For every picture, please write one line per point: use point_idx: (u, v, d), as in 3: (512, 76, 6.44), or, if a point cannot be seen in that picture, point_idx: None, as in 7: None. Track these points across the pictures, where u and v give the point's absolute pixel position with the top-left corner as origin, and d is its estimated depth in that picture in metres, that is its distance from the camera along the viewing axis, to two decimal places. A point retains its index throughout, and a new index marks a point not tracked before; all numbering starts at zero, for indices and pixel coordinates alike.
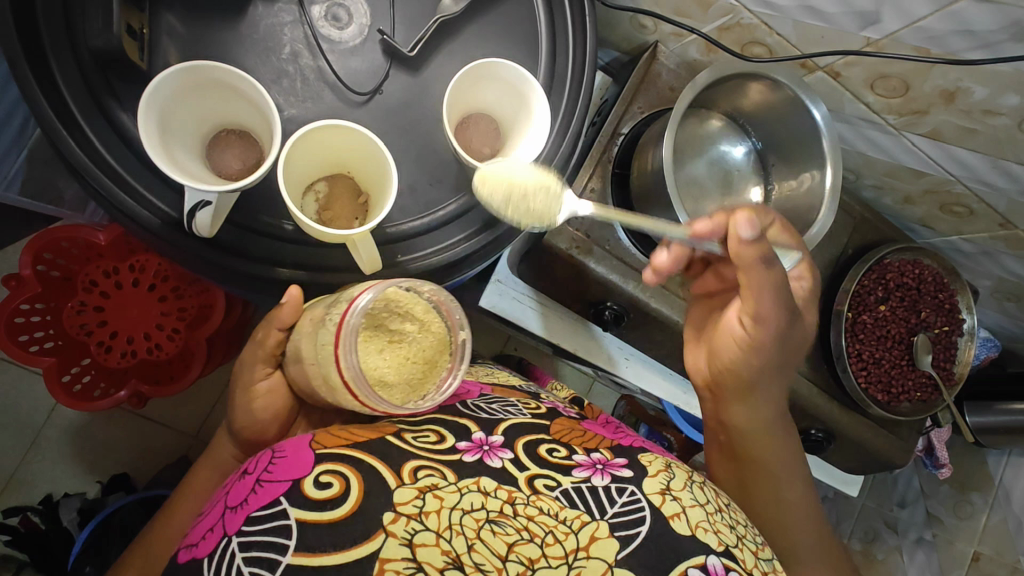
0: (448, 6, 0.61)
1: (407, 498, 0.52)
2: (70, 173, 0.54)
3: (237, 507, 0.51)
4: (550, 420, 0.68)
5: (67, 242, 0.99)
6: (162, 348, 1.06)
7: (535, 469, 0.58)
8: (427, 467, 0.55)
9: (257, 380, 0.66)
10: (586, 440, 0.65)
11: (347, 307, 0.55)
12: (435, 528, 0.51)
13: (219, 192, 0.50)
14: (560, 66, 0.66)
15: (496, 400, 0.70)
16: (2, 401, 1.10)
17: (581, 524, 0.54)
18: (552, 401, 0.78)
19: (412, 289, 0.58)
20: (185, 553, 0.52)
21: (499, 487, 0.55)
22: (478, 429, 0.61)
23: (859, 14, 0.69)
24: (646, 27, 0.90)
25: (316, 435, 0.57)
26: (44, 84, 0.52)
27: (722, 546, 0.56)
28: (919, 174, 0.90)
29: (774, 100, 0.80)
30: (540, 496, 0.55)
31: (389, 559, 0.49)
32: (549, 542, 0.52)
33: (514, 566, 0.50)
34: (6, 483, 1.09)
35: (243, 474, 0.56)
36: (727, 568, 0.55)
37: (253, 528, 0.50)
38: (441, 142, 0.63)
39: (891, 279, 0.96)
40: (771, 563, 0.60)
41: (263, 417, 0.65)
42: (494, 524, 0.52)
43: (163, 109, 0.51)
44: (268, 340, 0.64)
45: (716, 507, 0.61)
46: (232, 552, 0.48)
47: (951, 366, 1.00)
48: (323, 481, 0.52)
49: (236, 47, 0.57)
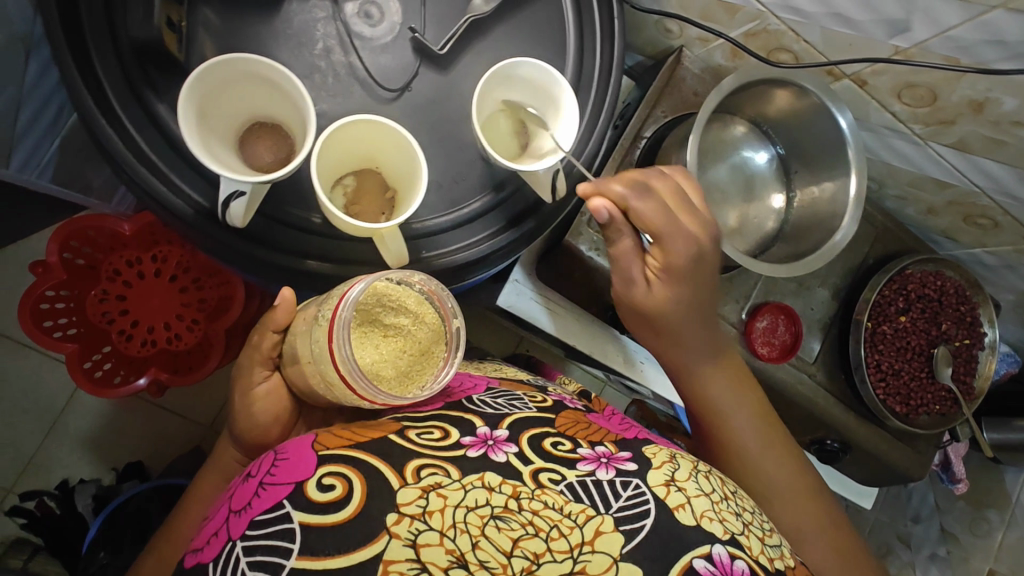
0: (479, 6, 0.62)
1: (410, 499, 0.52)
2: (108, 162, 0.55)
3: (242, 511, 0.52)
4: (556, 413, 0.69)
5: (93, 232, 1.01)
6: (182, 338, 1.07)
7: (540, 462, 0.59)
8: (431, 466, 0.56)
9: (255, 384, 0.67)
10: (591, 433, 0.66)
11: (338, 301, 0.57)
12: (439, 527, 0.51)
13: (255, 182, 0.51)
14: (587, 68, 0.67)
15: (502, 394, 0.71)
16: (22, 386, 1.11)
17: (586, 518, 0.54)
18: (558, 392, 0.78)
19: (402, 281, 0.60)
20: (190, 558, 0.53)
21: (504, 482, 0.55)
22: (482, 424, 0.62)
23: (887, 22, 0.69)
24: (671, 31, 0.90)
25: (319, 437, 0.58)
26: (86, 76, 0.53)
27: (728, 534, 0.56)
28: (943, 186, 0.89)
29: (800, 107, 0.80)
30: (545, 489, 0.55)
31: (394, 561, 0.49)
32: (553, 536, 0.52)
33: (519, 562, 0.50)
34: (25, 466, 1.10)
35: (247, 477, 0.57)
36: (732, 556, 0.55)
37: (257, 532, 0.50)
38: (468, 139, 0.63)
39: (913, 290, 0.96)
40: (779, 549, 0.59)
41: (264, 420, 0.66)
42: (498, 520, 0.52)
43: (201, 103, 0.52)
44: (265, 343, 0.67)
45: (722, 496, 0.61)
46: (237, 555, 0.49)
47: (971, 380, 0.99)
48: (326, 483, 0.53)
49: (270, 41, 0.58)
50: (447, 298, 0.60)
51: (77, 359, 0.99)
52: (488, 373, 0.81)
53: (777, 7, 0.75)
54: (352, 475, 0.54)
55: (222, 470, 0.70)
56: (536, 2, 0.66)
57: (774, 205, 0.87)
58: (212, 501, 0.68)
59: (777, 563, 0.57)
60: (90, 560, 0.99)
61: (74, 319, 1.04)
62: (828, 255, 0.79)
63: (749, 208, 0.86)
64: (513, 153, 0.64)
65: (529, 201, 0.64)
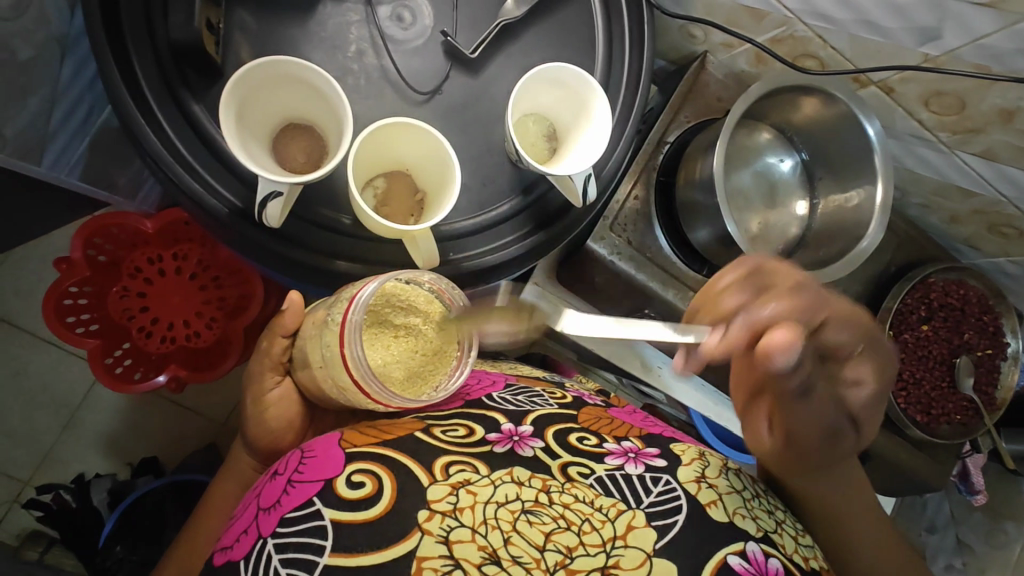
0: (510, 10, 0.62)
1: (440, 496, 0.53)
2: (143, 159, 0.55)
3: (271, 508, 0.53)
4: (577, 409, 0.67)
5: (116, 228, 1.02)
6: (201, 335, 1.08)
7: (568, 457, 0.59)
8: (459, 463, 0.56)
9: (267, 390, 0.67)
10: (617, 428, 0.65)
11: (348, 304, 0.58)
12: (470, 524, 0.51)
13: (292, 183, 0.52)
14: (616, 72, 0.67)
15: (521, 392, 0.70)
16: (42, 379, 1.12)
17: (617, 513, 0.54)
18: (576, 389, 0.77)
19: (411, 280, 0.60)
20: (220, 556, 0.53)
21: (534, 476, 0.56)
22: (506, 420, 0.62)
23: (918, 30, 0.69)
24: (695, 36, 0.90)
25: (346, 435, 0.59)
26: (125, 75, 0.54)
27: (761, 531, 0.57)
28: (968, 195, 0.89)
29: (827, 115, 0.80)
30: (574, 483, 0.56)
31: (427, 557, 0.49)
32: (586, 530, 0.52)
33: (553, 556, 0.50)
34: (44, 460, 1.11)
35: (274, 475, 0.57)
36: (767, 554, 0.55)
37: (287, 529, 0.51)
38: (497, 141, 0.63)
39: (936, 300, 0.95)
40: (812, 550, 0.60)
41: (276, 427, 0.66)
42: (530, 515, 0.53)
43: (240, 104, 0.53)
44: (274, 349, 0.67)
45: (753, 493, 0.61)
46: (268, 553, 0.49)
47: (993, 390, 0.99)
48: (356, 480, 0.53)
49: (304, 43, 0.59)
50: (456, 296, 0.60)
51: (98, 354, 1.00)
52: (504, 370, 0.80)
53: (805, 14, 0.75)
54: (382, 474, 0.54)
55: (241, 469, 0.70)
56: (565, 8, 0.66)
57: (797, 211, 0.87)
58: (233, 498, 0.68)
59: (812, 562, 0.57)
60: (107, 555, 1.01)
61: (95, 315, 1.05)
62: (854, 262, 0.78)
63: (771, 215, 0.86)
64: (543, 157, 0.64)
65: (556, 205, 0.64)
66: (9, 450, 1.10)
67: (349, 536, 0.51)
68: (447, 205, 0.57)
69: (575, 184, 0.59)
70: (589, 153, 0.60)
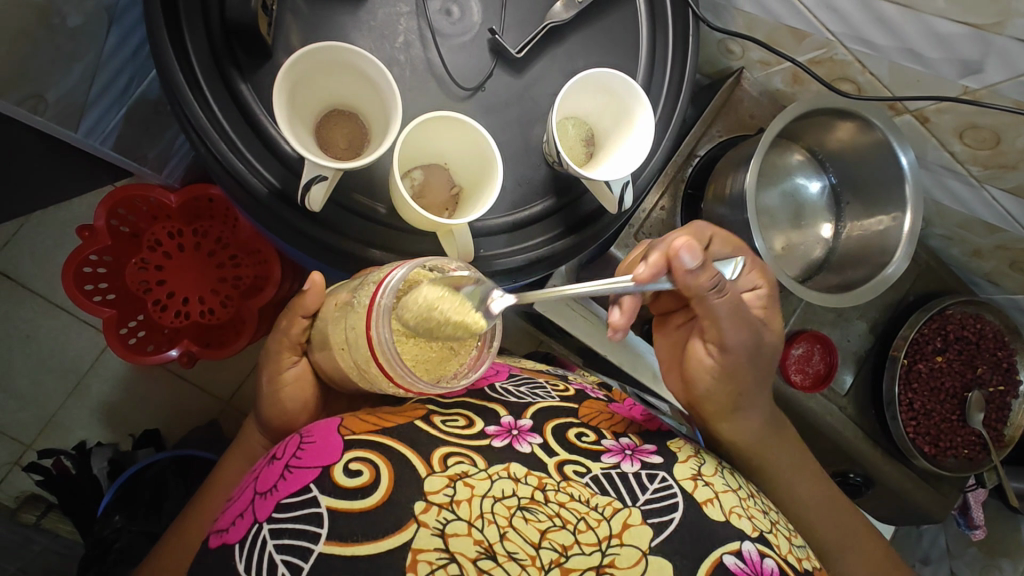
0: (559, 12, 0.63)
1: (438, 487, 0.53)
2: (186, 134, 0.55)
3: (267, 493, 0.53)
4: (578, 403, 0.68)
5: (140, 200, 1.02)
6: (215, 312, 1.08)
7: (564, 455, 0.59)
8: (457, 454, 0.56)
9: (284, 368, 0.66)
10: (615, 424, 0.66)
11: (377, 286, 0.56)
12: (467, 517, 0.52)
13: (337, 168, 0.52)
14: (657, 82, 0.67)
15: (524, 382, 0.71)
16: (52, 343, 1.12)
17: (613, 511, 0.54)
18: (580, 381, 0.77)
19: (437, 268, 0.57)
20: (216, 538, 0.53)
21: (530, 474, 0.56)
22: (507, 413, 0.63)
23: (961, 62, 0.69)
24: (733, 52, 0.90)
25: (344, 421, 0.58)
26: (177, 49, 0.54)
27: (757, 531, 0.57)
28: (993, 230, 0.89)
29: (862, 142, 0.80)
30: (570, 482, 0.56)
31: (422, 549, 0.50)
32: (581, 528, 0.53)
33: (547, 554, 0.51)
34: (47, 424, 1.12)
35: (272, 459, 0.57)
36: (762, 554, 0.55)
37: (284, 515, 0.51)
38: (535, 141, 0.64)
39: (951, 331, 0.95)
40: (805, 550, 0.60)
41: (291, 407, 0.67)
42: (525, 512, 0.53)
43: (291, 88, 0.53)
44: (294, 329, 0.65)
45: (749, 493, 0.62)
46: (264, 540, 0.49)
47: (1002, 427, 0.98)
48: (353, 468, 0.53)
49: (353, 30, 0.59)
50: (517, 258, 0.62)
51: (113, 324, 1.00)
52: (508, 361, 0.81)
53: (846, 37, 0.75)
54: (393, 459, 0.54)
55: (249, 447, 0.70)
56: (612, 15, 0.66)
57: (822, 233, 0.87)
58: (237, 475, 0.69)
59: (805, 562, 0.57)
60: (105, 523, 1.00)
61: (113, 284, 1.05)
62: (879, 287, 0.79)
63: (799, 234, 0.86)
64: (580, 162, 0.64)
65: (588, 210, 0.65)
66: (13, 412, 1.11)
67: (360, 518, 0.51)
68: (487, 201, 0.57)
69: (611, 189, 0.59)
70: (633, 158, 0.60)
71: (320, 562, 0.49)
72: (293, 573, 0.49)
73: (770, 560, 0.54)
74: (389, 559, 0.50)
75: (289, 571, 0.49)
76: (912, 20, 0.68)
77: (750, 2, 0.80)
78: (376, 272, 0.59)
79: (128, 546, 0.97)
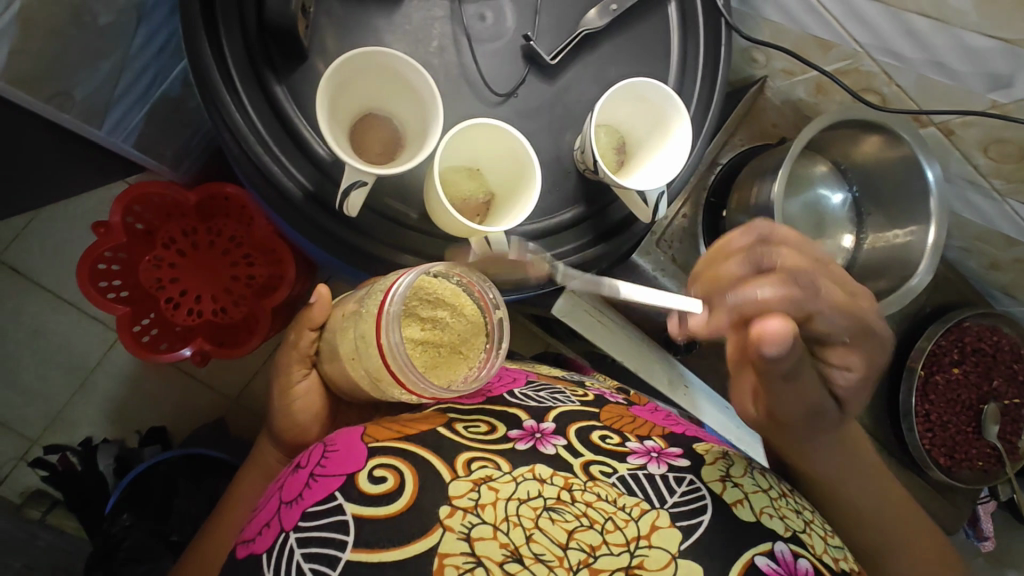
0: (593, 20, 0.63)
1: (462, 492, 0.53)
2: (220, 137, 0.55)
3: (293, 502, 0.53)
4: (599, 408, 0.67)
5: (155, 198, 1.00)
6: (227, 311, 1.07)
7: (590, 456, 0.59)
8: (481, 459, 0.56)
9: (296, 380, 0.66)
10: (640, 427, 0.65)
11: (383, 296, 0.55)
12: (492, 521, 0.51)
13: (377, 172, 0.52)
14: (688, 89, 0.67)
15: (544, 388, 0.70)
16: (59, 338, 1.11)
17: (641, 512, 0.54)
18: (598, 387, 0.76)
19: (441, 272, 0.57)
20: (244, 549, 0.53)
21: (555, 474, 0.56)
22: (529, 417, 0.62)
23: (990, 76, 0.69)
24: (757, 61, 0.90)
25: (368, 430, 0.58)
26: (214, 51, 0.54)
27: (789, 532, 0.57)
28: (1012, 243, 0.89)
29: (889, 155, 0.81)
30: (597, 482, 0.56)
31: (448, 554, 0.49)
32: (609, 528, 0.52)
33: (575, 554, 0.50)
34: (54, 420, 1.11)
35: (296, 468, 0.57)
36: (795, 554, 0.54)
37: (309, 524, 0.51)
38: (566, 148, 0.64)
39: (968, 343, 0.95)
40: (842, 551, 0.59)
41: (304, 418, 0.66)
42: (551, 512, 0.53)
43: (331, 94, 0.54)
44: (302, 342, 0.66)
45: (780, 492, 0.61)
46: (291, 548, 0.49)
47: (1017, 440, 0.98)
48: (377, 475, 0.53)
49: (388, 34, 0.60)
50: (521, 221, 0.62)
51: (127, 322, 0.99)
52: (524, 366, 0.80)
53: (874, 49, 0.75)
54: (417, 466, 0.54)
55: (267, 451, 0.69)
56: (643, 24, 0.66)
57: (843, 244, 0.87)
58: (253, 479, 0.68)
59: (842, 563, 0.57)
60: (114, 521, 1.00)
61: (127, 282, 1.04)
62: (907, 297, 0.78)
63: (819, 244, 0.86)
64: (613, 169, 0.64)
65: (616, 218, 0.65)
66: (20, 407, 1.10)
67: (385, 524, 0.51)
68: (524, 209, 0.57)
69: (645, 199, 0.60)
70: (670, 167, 0.60)
71: (348, 567, 0.49)
72: None
73: (804, 560, 0.54)
74: (417, 563, 0.49)
75: None
76: (943, 33, 0.68)
77: (779, 11, 0.80)
78: (384, 279, 0.59)
79: (136, 547, 0.97)
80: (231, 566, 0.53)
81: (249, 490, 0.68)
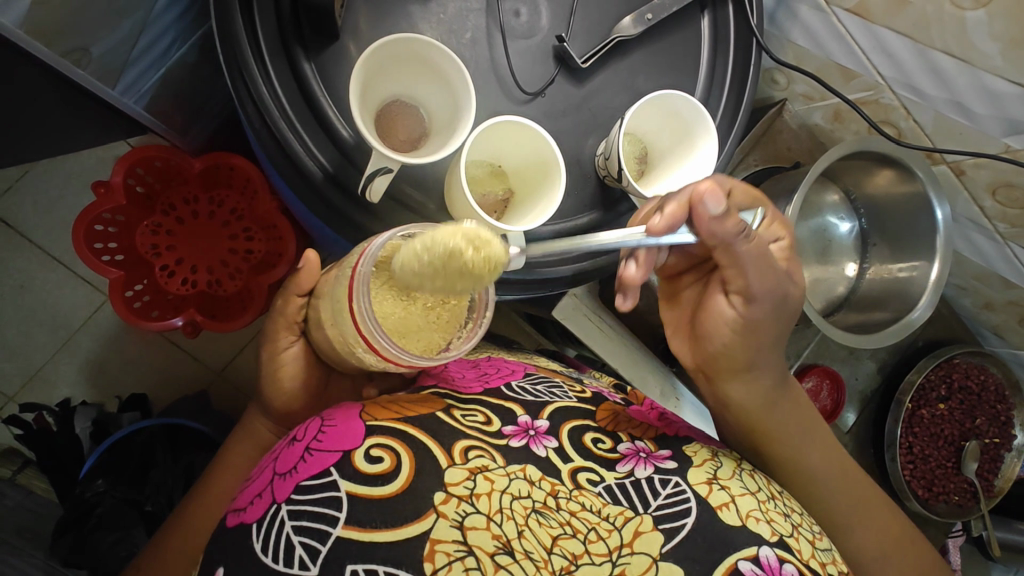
0: (627, 27, 0.62)
1: (458, 479, 0.53)
2: (241, 109, 0.54)
3: (287, 474, 0.52)
4: (597, 405, 0.66)
5: (160, 162, 0.98)
6: (223, 285, 1.05)
7: (580, 460, 0.58)
8: (478, 448, 0.56)
9: (281, 349, 0.65)
10: (633, 427, 0.65)
11: (358, 258, 0.55)
12: (486, 511, 0.52)
13: (403, 161, 0.52)
14: (712, 104, 0.67)
15: (541, 381, 0.70)
16: (44, 296, 1.08)
17: (624, 521, 0.54)
18: (596, 383, 0.75)
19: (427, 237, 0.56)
20: (233, 517, 0.52)
21: (544, 478, 0.55)
22: (523, 412, 0.61)
23: (1007, 120, 0.70)
24: (778, 82, 0.91)
25: (366, 408, 0.58)
26: (246, 22, 0.53)
27: (777, 536, 0.56)
28: (1008, 285, 0.90)
29: (901, 190, 0.82)
30: (583, 491, 0.55)
31: (440, 540, 0.49)
32: (592, 538, 0.52)
33: (558, 560, 0.50)
34: (33, 377, 1.08)
35: (292, 440, 0.55)
36: (780, 559, 0.54)
37: (303, 497, 0.50)
38: (588, 153, 0.64)
39: (956, 380, 0.97)
40: (830, 553, 0.58)
41: (289, 387, 0.65)
42: (539, 515, 0.53)
43: (365, 78, 0.53)
44: (288, 307, 0.64)
45: (768, 495, 0.60)
46: (283, 521, 0.48)
47: (993, 478, 1.00)
48: (374, 455, 0.53)
49: (421, 22, 0.59)
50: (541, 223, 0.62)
51: (120, 285, 0.96)
52: (522, 358, 0.80)
53: (896, 83, 0.76)
54: (415, 449, 0.54)
55: (255, 428, 0.69)
56: (675, 35, 0.66)
57: (846, 272, 0.88)
58: (238, 455, 0.67)
59: (830, 567, 0.55)
60: (87, 487, 0.96)
61: (122, 245, 1.02)
62: (903, 331, 0.81)
63: (823, 270, 0.87)
64: (635, 178, 0.65)
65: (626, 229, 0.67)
66: None
67: (379, 505, 0.50)
68: (544, 212, 0.57)
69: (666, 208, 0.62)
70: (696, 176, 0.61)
71: (339, 545, 0.48)
72: (311, 556, 0.48)
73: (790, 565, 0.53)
74: (407, 547, 0.49)
75: (306, 553, 0.48)
76: (966, 74, 0.68)
77: (806, 36, 0.81)
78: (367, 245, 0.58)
79: (111, 513, 0.96)
80: (220, 533, 0.52)
81: (231, 467, 0.66)
